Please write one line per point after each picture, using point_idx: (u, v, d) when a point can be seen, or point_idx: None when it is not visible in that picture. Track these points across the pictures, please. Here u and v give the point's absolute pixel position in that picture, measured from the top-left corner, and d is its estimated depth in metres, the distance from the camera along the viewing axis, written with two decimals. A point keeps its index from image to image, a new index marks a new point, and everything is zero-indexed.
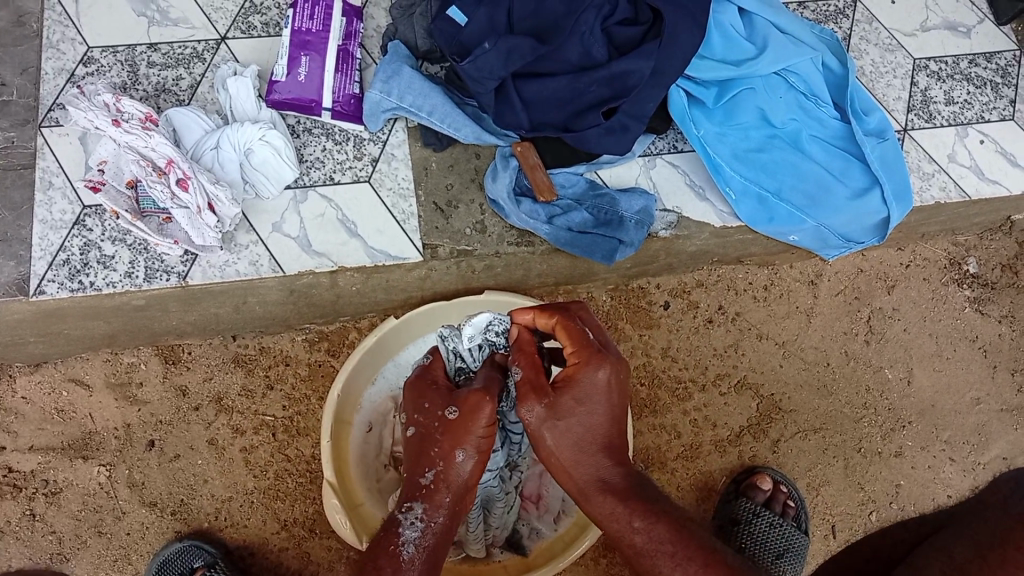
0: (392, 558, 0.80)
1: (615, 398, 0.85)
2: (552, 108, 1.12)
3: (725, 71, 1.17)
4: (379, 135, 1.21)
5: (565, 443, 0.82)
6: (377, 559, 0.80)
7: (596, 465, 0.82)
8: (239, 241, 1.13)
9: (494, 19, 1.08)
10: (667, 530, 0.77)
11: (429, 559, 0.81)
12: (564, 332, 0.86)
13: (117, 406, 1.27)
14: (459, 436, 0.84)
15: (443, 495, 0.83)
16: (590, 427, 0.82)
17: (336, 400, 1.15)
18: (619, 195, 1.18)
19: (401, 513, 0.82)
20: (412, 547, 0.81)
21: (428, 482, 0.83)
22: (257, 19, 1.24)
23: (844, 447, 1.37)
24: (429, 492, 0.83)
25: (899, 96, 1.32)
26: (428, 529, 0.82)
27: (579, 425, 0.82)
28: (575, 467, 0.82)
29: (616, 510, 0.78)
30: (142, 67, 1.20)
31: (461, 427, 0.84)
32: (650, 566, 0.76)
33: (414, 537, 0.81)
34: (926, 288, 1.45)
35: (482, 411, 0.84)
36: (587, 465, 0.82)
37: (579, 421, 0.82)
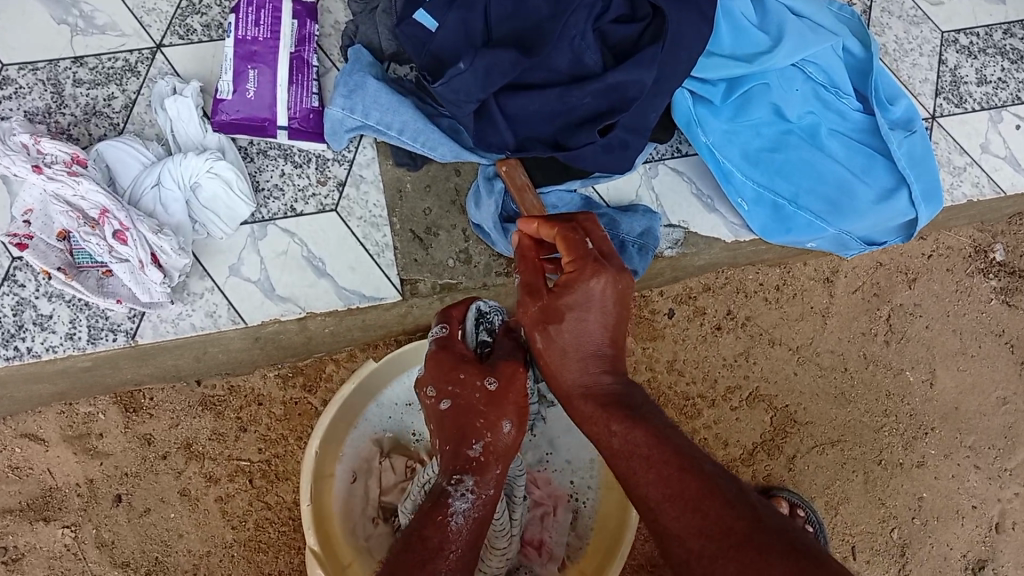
0: (439, 528, 0.74)
1: (616, 309, 0.76)
2: (540, 123, 0.96)
3: (737, 69, 1.02)
4: (344, 154, 1.06)
5: (555, 344, 0.76)
6: (424, 531, 0.74)
7: (585, 369, 0.75)
8: (192, 289, 1.00)
9: (468, 25, 0.93)
10: (645, 436, 0.68)
11: (479, 534, 0.77)
12: (563, 242, 0.76)
13: (77, 461, 1.16)
14: (503, 407, 0.84)
15: (492, 468, 0.82)
16: (587, 338, 0.75)
17: (315, 455, 1.04)
18: (619, 216, 1.04)
19: (451, 485, 0.79)
20: (465, 517, 0.77)
21: (478, 454, 0.82)
22: (197, 21, 1.07)
23: (864, 460, 1.28)
24: (478, 464, 0.81)
25: (926, 77, 1.18)
26: (479, 502, 0.79)
27: (573, 334, 0.75)
28: (562, 369, 0.76)
29: (595, 415, 0.72)
30: (68, 86, 1.04)
31: (503, 399, 0.84)
32: (624, 471, 0.68)
33: (464, 508, 0.77)
34: (949, 279, 1.34)
35: (519, 377, 0.86)
36: (574, 369, 0.75)
37: (569, 325, 0.75)
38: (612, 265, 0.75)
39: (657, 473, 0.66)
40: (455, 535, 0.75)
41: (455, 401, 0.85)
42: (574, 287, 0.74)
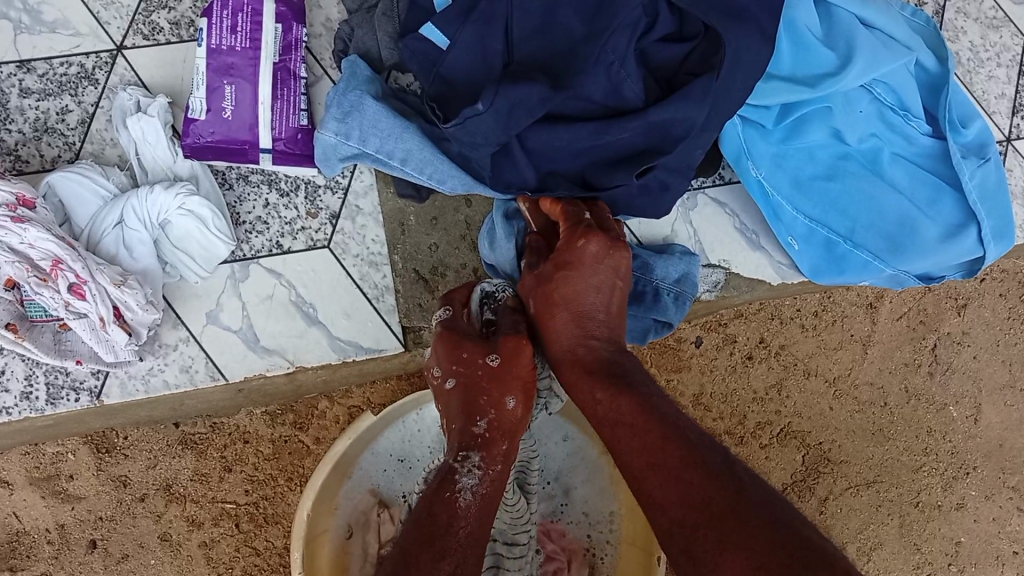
0: (448, 505, 0.67)
1: (608, 274, 0.80)
2: (565, 159, 0.83)
3: (799, 96, 0.87)
4: (337, 180, 0.92)
5: (549, 307, 0.79)
6: (433, 508, 0.67)
7: (580, 329, 0.77)
8: (164, 341, 0.88)
9: (486, 45, 0.78)
10: (630, 405, 0.70)
11: (489, 516, 0.70)
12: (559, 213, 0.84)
13: (46, 505, 1.06)
14: (509, 383, 0.77)
15: (499, 445, 0.75)
16: (582, 299, 0.78)
17: (307, 517, 0.94)
18: (653, 259, 0.91)
19: (457, 463, 0.72)
20: (472, 496, 0.69)
21: (483, 430, 0.74)
22: (164, 18, 0.91)
23: (901, 502, 1.19)
24: (485, 441, 0.74)
25: (1003, 92, 1.03)
26: (488, 481, 0.71)
27: (568, 295, 0.79)
28: (556, 333, 0.79)
29: (583, 382, 0.74)
30: (13, 97, 0.89)
31: (508, 373, 0.77)
32: (610, 437, 0.70)
33: (473, 487, 0.70)
34: (1002, 305, 1.22)
35: (526, 351, 0.78)
36: (567, 329, 0.78)
37: (564, 288, 0.79)
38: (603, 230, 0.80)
39: (640, 444, 0.66)
40: (464, 517, 0.67)
41: (458, 378, 0.78)
42: (568, 250, 0.80)
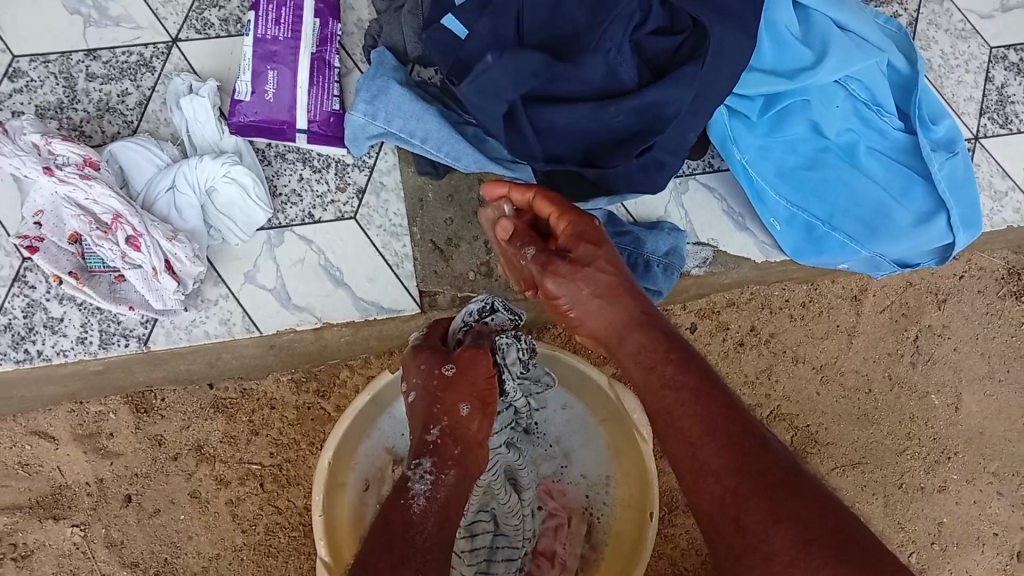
0: (402, 511, 0.73)
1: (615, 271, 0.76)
2: (569, 138, 0.93)
3: (778, 85, 0.97)
4: (364, 159, 1.03)
5: (573, 287, 0.76)
6: (389, 515, 0.73)
7: (613, 311, 0.74)
8: (206, 296, 0.98)
9: (500, 30, 0.90)
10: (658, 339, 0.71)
11: (446, 517, 0.75)
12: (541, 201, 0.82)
13: (88, 460, 1.14)
14: (460, 387, 0.83)
15: (452, 450, 0.80)
16: (599, 277, 0.76)
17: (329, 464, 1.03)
18: (644, 234, 1.01)
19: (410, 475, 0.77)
20: (424, 500, 0.75)
21: (436, 437, 0.80)
22: (215, 15, 1.03)
23: (885, 483, 1.26)
24: (438, 447, 0.79)
25: (971, 95, 1.12)
26: (443, 482, 0.77)
27: (586, 282, 0.75)
28: (583, 313, 0.76)
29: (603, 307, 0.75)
30: (80, 80, 1.01)
31: (466, 382, 0.83)
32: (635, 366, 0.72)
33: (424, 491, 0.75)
34: (980, 302, 1.30)
35: (480, 359, 0.84)
36: (603, 309, 0.75)
37: (581, 269, 0.76)
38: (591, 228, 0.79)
39: (683, 399, 0.66)
40: (415, 523, 0.72)
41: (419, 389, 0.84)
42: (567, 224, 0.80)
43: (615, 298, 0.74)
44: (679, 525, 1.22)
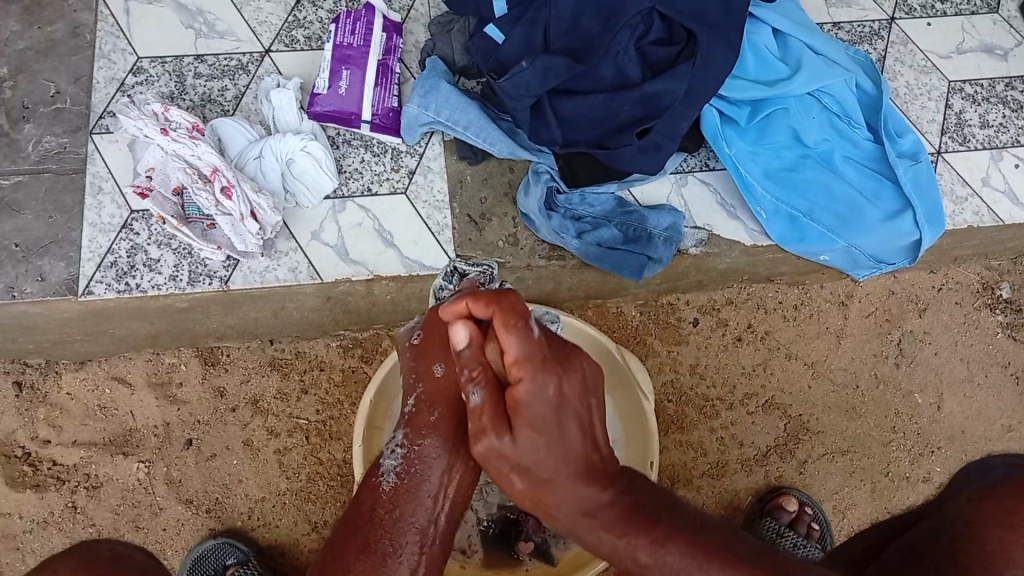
0: (371, 493, 0.81)
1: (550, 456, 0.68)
2: (584, 125, 1.14)
3: (759, 91, 1.19)
4: (416, 147, 1.24)
5: (536, 444, 0.67)
6: (359, 498, 0.81)
7: (563, 453, 0.69)
8: (279, 248, 1.17)
9: (530, 38, 1.09)
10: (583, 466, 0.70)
11: (417, 485, 0.81)
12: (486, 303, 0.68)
13: (157, 406, 1.27)
14: (433, 351, 0.86)
15: (425, 416, 0.84)
16: (539, 459, 0.68)
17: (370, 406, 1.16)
18: (648, 213, 1.21)
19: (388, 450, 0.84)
20: (394, 475, 0.82)
21: (411, 408, 0.85)
22: (300, 33, 1.28)
23: (872, 470, 1.37)
24: (414, 416, 0.85)
25: (933, 118, 1.34)
26: (415, 456, 0.82)
27: (533, 453, 0.67)
28: (557, 498, 0.71)
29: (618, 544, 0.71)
30: (190, 77, 1.24)
31: (432, 344, 0.87)
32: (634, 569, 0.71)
33: (395, 467, 0.82)
34: (958, 312, 1.44)
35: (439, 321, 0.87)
36: (548, 462, 0.68)
37: (541, 428, 0.67)
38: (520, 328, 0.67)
39: (612, 512, 0.71)
40: (384, 496, 0.81)
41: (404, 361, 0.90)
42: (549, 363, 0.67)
43: (563, 460, 0.69)
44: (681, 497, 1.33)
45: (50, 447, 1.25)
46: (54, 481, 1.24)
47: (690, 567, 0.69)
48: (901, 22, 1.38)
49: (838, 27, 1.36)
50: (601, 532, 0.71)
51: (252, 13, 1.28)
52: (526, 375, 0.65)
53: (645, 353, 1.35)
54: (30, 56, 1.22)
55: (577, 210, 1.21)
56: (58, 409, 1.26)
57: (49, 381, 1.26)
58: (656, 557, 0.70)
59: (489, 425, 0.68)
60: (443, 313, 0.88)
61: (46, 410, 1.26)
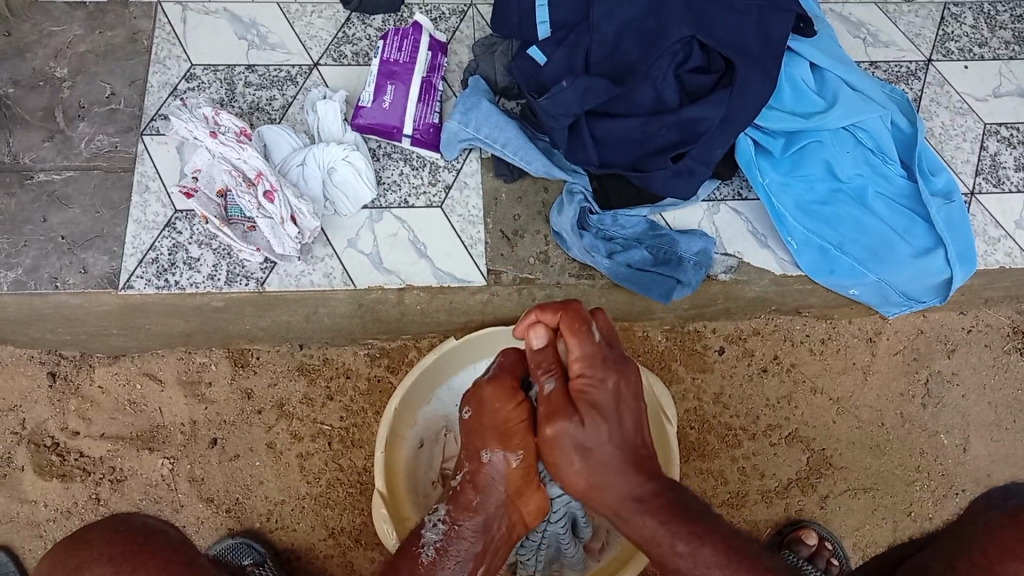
0: (410, 559, 0.88)
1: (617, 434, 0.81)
2: (620, 148, 1.15)
3: (793, 122, 1.21)
4: (453, 164, 1.26)
5: (596, 429, 0.80)
6: (400, 561, 0.89)
7: (614, 454, 0.80)
8: (316, 253, 1.19)
9: (572, 60, 1.13)
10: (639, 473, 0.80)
11: (455, 561, 0.88)
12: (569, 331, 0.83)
13: (186, 403, 1.30)
14: (485, 436, 0.88)
15: (466, 495, 0.89)
16: (602, 445, 0.80)
17: (394, 412, 1.16)
18: (678, 236, 1.23)
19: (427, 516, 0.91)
20: (433, 550, 0.88)
21: (456, 486, 0.91)
22: (349, 49, 1.32)
23: (894, 509, 1.36)
24: (457, 496, 0.90)
25: (967, 159, 1.35)
26: (454, 535, 0.89)
27: (596, 437, 0.80)
28: (611, 483, 0.80)
29: (657, 533, 0.76)
30: (239, 86, 1.28)
31: (482, 427, 0.88)
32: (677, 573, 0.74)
33: (435, 541, 0.89)
34: (987, 354, 1.43)
35: (494, 402, 0.87)
36: (608, 447, 0.80)
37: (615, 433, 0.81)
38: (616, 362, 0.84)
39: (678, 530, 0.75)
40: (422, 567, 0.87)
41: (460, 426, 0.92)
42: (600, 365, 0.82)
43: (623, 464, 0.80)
44: None
45: (78, 438, 1.28)
46: (80, 473, 1.27)
47: (718, 561, 0.72)
48: (939, 64, 1.40)
49: (874, 67, 1.38)
50: (678, 560, 0.74)
51: (303, 28, 1.32)
52: (582, 367, 0.82)
53: (668, 378, 1.36)
54: (90, 59, 1.27)
55: (609, 231, 1.23)
56: (88, 401, 1.29)
57: (83, 373, 1.30)
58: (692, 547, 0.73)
59: (560, 410, 0.81)
60: (489, 385, 0.88)
61: (77, 402, 1.29)
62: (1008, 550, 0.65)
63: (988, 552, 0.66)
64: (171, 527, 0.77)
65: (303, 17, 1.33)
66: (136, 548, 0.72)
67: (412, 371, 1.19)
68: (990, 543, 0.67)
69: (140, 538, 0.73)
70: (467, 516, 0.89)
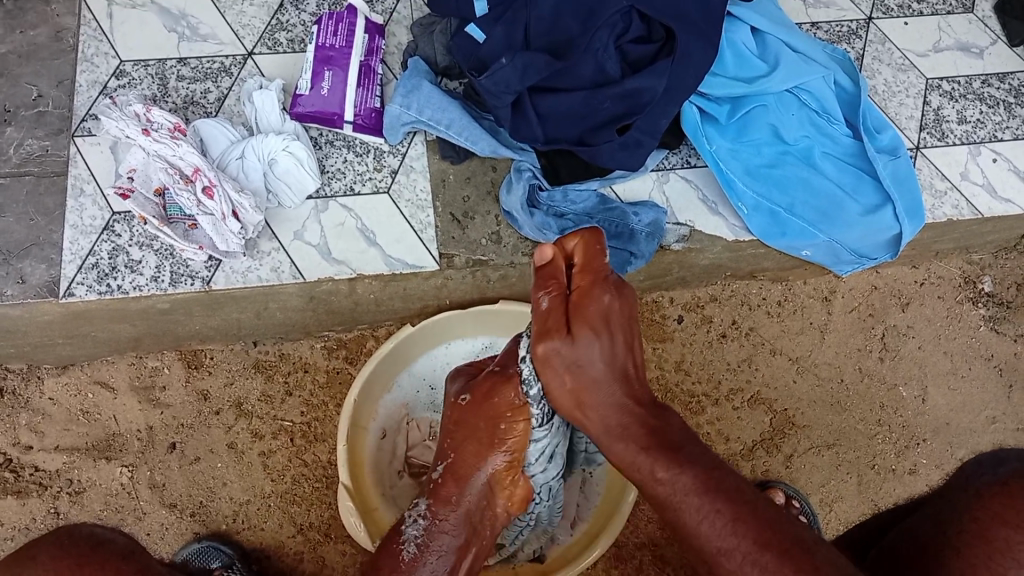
0: (392, 557, 0.86)
1: (621, 356, 0.82)
2: (565, 122, 1.13)
3: (736, 87, 1.21)
4: (398, 148, 1.24)
5: (587, 347, 0.80)
6: (379, 560, 0.87)
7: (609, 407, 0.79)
8: (261, 248, 1.17)
9: (511, 37, 1.09)
10: (694, 481, 0.67)
11: (434, 560, 0.87)
12: (589, 252, 0.83)
13: (141, 409, 1.26)
14: (471, 426, 0.90)
15: (448, 488, 0.90)
16: (592, 357, 0.80)
17: (353, 402, 1.12)
18: (630, 209, 1.22)
19: (406, 514, 0.91)
20: (415, 545, 0.88)
21: (438, 475, 0.92)
22: (283, 36, 1.28)
23: (858, 463, 1.38)
24: (436, 487, 0.91)
25: (911, 115, 1.36)
26: (431, 530, 0.89)
27: (590, 351, 0.80)
28: (596, 403, 0.80)
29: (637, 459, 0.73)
30: (172, 80, 1.23)
31: (474, 423, 0.90)
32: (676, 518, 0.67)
33: (416, 536, 0.89)
34: (941, 306, 1.44)
35: (497, 397, 0.88)
36: (598, 361, 0.80)
37: (597, 390, 0.80)
38: (615, 281, 0.83)
39: (637, 441, 0.75)
40: (404, 559, 0.86)
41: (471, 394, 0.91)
42: (593, 305, 0.81)
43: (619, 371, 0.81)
44: None
45: (31, 452, 1.24)
46: (36, 487, 1.23)
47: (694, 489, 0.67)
48: (879, 21, 1.40)
49: (815, 28, 1.38)
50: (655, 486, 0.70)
51: (234, 17, 1.28)
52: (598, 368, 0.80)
53: None
54: (12, 61, 1.22)
55: (560, 207, 1.21)
56: (40, 414, 1.24)
57: (32, 386, 1.25)
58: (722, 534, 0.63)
59: (551, 331, 0.80)
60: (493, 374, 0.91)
61: (28, 416, 1.24)
62: (997, 516, 0.63)
63: (980, 518, 0.65)
64: (119, 536, 0.76)
65: (234, 5, 1.28)
66: (81, 559, 0.70)
67: (368, 360, 1.14)
68: (981, 509, 0.65)
69: (86, 548, 0.72)
70: (443, 507, 0.90)
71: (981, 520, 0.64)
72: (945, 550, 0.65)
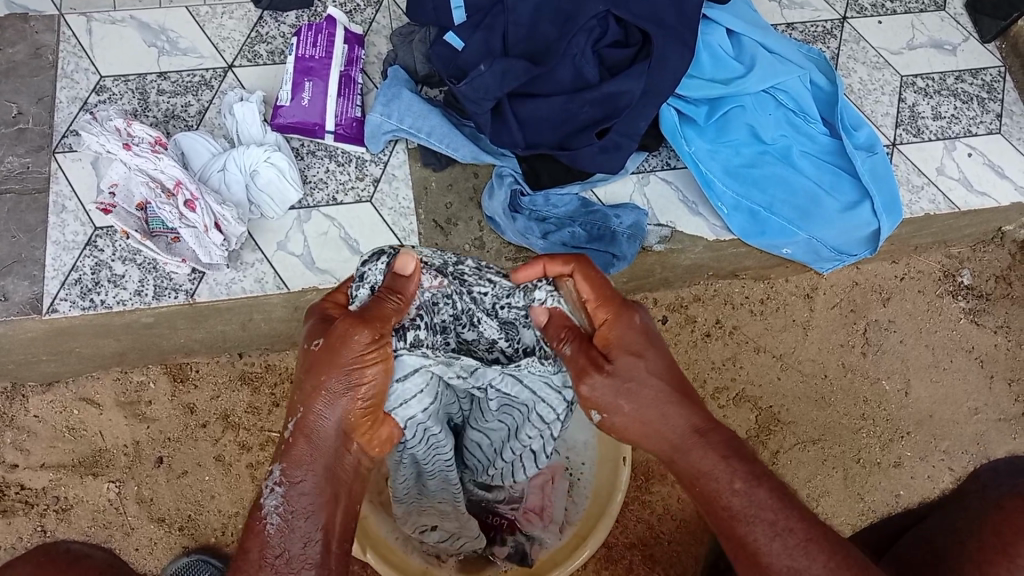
0: (258, 536, 0.69)
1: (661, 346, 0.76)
2: (546, 127, 1.14)
3: (713, 89, 1.22)
4: (380, 156, 1.24)
5: (620, 398, 0.73)
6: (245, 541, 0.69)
7: (671, 419, 0.72)
8: (245, 259, 1.17)
9: (489, 44, 1.10)
10: (770, 497, 0.67)
11: (304, 523, 0.69)
12: (589, 280, 0.75)
13: (127, 424, 1.25)
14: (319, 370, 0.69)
15: (300, 446, 0.70)
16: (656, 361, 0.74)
17: None
18: (611, 212, 1.23)
19: (264, 482, 0.70)
20: (278, 518, 0.69)
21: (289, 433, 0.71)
22: (263, 48, 1.28)
23: (844, 458, 1.39)
24: (286, 448, 0.70)
25: (887, 112, 1.37)
26: (295, 493, 0.69)
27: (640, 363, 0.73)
28: (661, 425, 0.73)
29: (719, 467, 0.69)
30: (153, 95, 1.23)
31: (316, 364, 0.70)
32: (744, 531, 0.66)
33: (277, 508, 0.69)
34: (921, 300, 1.46)
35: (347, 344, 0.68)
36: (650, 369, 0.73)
37: (643, 400, 0.73)
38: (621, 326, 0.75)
39: (718, 455, 0.70)
40: (272, 538, 0.69)
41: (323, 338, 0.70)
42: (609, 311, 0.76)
43: (677, 407, 0.73)
44: (655, 493, 1.32)
45: (17, 471, 1.23)
46: (23, 506, 1.22)
47: (773, 505, 0.66)
48: (853, 21, 1.42)
49: (791, 29, 1.39)
50: (736, 523, 0.67)
51: (214, 30, 1.28)
52: (628, 357, 0.73)
53: None
54: None
55: (541, 211, 1.22)
56: (25, 432, 1.23)
57: (16, 405, 1.23)
58: (794, 553, 0.63)
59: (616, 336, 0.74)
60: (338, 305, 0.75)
61: (13, 434, 1.23)
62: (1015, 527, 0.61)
63: (1001, 532, 0.62)
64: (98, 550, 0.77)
65: (213, 18, 1.28)
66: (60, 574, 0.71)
67: None
68: (1000, 521, 0.62)
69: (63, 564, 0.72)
70: (301, 468, 0.70)
71: (1003, 534, 0.61)
72: (960, 559, 0.63)
